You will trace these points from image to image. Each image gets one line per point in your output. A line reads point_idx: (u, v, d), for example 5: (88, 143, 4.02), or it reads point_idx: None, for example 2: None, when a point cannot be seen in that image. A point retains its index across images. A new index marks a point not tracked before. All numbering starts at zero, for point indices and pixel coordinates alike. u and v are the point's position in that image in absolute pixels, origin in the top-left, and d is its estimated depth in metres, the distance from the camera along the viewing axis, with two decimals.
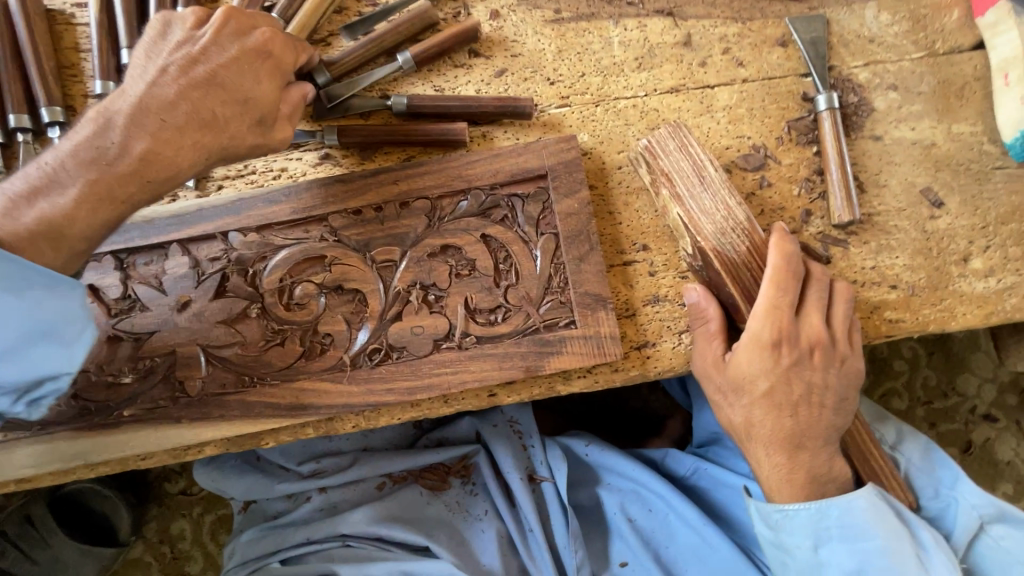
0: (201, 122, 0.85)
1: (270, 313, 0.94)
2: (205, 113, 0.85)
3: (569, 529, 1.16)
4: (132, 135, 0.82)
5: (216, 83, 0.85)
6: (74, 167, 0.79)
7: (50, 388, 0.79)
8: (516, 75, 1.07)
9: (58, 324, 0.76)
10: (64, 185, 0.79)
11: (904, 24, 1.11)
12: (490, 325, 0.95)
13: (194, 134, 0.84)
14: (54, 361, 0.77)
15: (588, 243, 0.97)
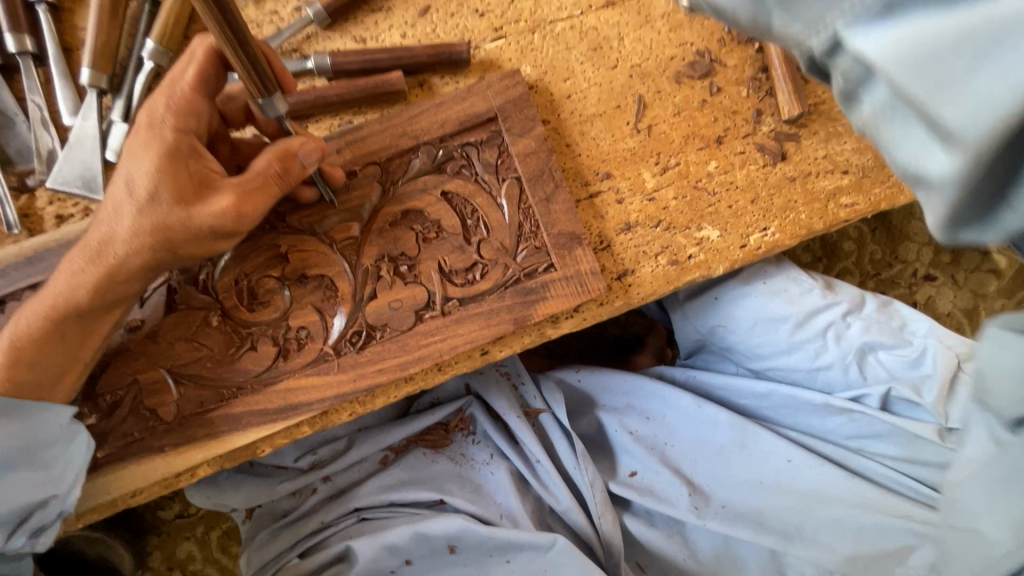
0: (186, 190, 0.75)
1: (232, 319, 0.87)
2: (186, 179, 0.76)
3: (576, 452, 1.12)
4: (116, 209, 0.76)
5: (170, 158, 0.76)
6: (60, 270, 0.78)
7: (48, 512, 0.80)
8: (441, 12, 0.97)
9: (45, 448, 0.78)
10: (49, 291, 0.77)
11: None
12: (470, 284, 0.92)
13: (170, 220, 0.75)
14: (46, 483, 0.79)
15: (552, 181, 0.94)
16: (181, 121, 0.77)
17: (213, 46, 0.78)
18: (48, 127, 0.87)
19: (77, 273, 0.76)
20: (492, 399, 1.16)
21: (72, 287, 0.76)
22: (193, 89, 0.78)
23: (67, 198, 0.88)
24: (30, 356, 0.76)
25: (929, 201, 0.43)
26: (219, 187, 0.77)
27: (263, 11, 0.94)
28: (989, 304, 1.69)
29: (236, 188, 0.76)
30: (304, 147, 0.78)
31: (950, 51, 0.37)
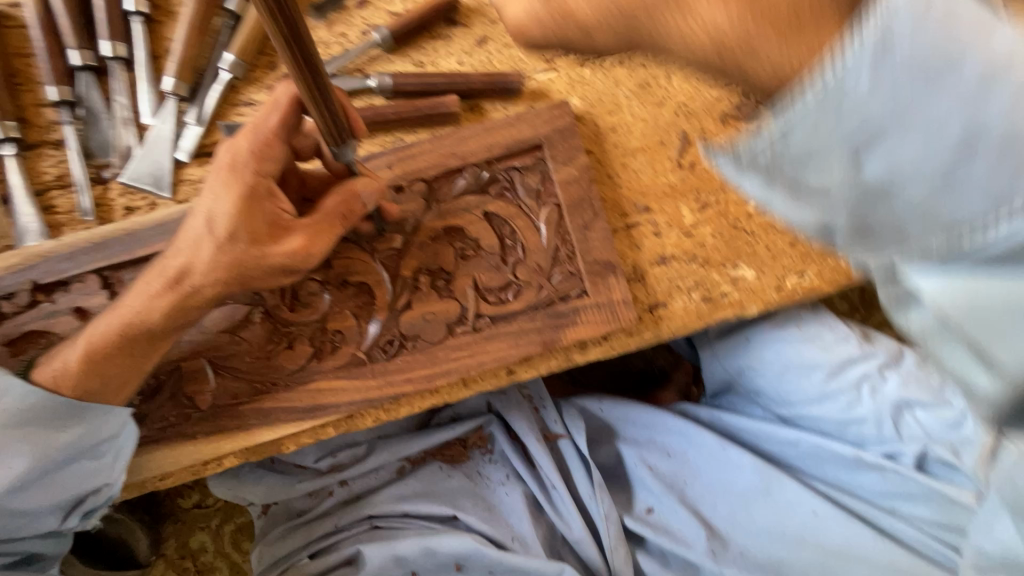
0: (262, 232, 0.80)
1: (275, 317, 0.91)
2: (261, 221, 0.80)
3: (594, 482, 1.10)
4: (195, 244, 0.80)
5: (244, 204, 0.79)
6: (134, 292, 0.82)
7: (97, 500, 0.86)
8: (497, 42, 1.02)
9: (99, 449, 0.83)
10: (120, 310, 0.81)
11: None
12: (502, 303, 0.94)
13: (244, 265, 0.80)
14: (96, 475, 0.85)
15: (591, 210, 0.96)
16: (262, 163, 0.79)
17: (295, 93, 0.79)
18: (128, 125, 0.94)
19: (152, 300, 0.80)
20: (514, 419, 1.16)
21: (145, 312, 0.80)
22: (280, 137, 0.80)
23: (135, 191, 0.95)
24: (97, 363, 0.80)
25: (971, 396, 0.51)
26: (291, 235, 0.82)
27: (332, 33, 1.00)
28: None
29: (304, 236, 0.82)
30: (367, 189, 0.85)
31: (1010, 312, 0.43)
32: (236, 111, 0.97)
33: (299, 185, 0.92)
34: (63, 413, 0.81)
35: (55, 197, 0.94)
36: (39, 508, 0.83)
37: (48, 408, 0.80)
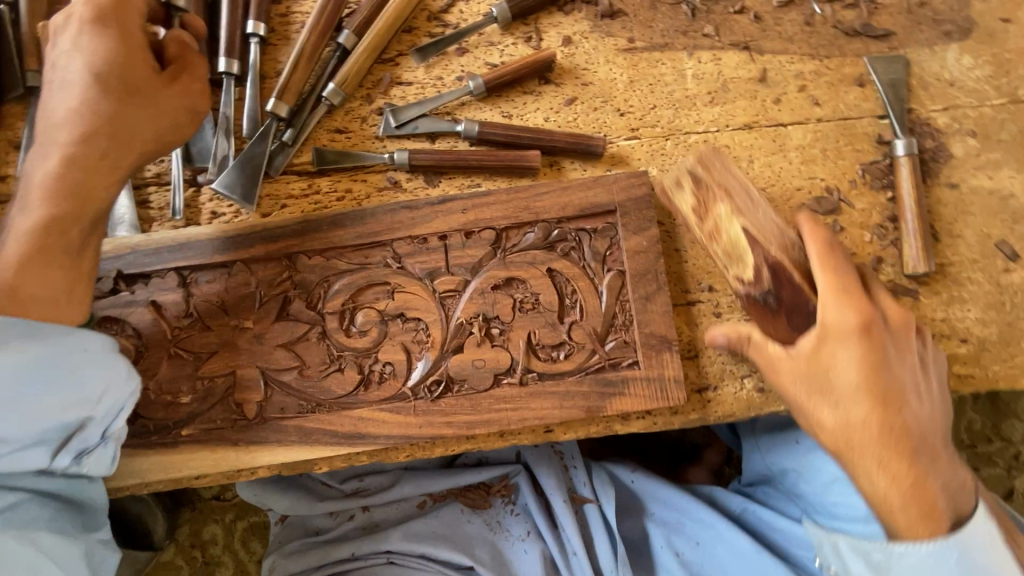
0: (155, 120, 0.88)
1: (331, 338, 0.93)
2: (149, 103, 0.87)
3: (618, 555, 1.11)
4: (53, 131, 0.85)
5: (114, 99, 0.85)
6: (34, 188, 0.83)
7: (91, 432, 0.82)
8: (585, 104, 1.04)
9: (70, 367, 0.78)
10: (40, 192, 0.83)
11: (986, 68, 1.07)
12: (553, 362, 0.94)
13: (109, 132, 0.85)
14: (82, 404, 0.80)
15: (655, 282, 0.95)
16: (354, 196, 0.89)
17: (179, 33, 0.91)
18: (229, 138, 1.00)
19: (52, 182, 0.83)
20: (543, 475, 1.16)
21: (49, 188, 0.83)
22: (81, 22, 0.86)
23: (224, 198, 1.00)
24: (35, 270, 0.80)
25: None
26: (150, 133, 0.88)
27: (429, 75, 1.04)
28: None
29: (158, 107, 0.88)
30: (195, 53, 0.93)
31: None
32: (328, 136, 1.02)
33: (378, 219, 0.96)
34: (32, 330, 0.77)
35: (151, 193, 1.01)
36: (24, 445, 0.77)
37: (14, 326, 0.75)
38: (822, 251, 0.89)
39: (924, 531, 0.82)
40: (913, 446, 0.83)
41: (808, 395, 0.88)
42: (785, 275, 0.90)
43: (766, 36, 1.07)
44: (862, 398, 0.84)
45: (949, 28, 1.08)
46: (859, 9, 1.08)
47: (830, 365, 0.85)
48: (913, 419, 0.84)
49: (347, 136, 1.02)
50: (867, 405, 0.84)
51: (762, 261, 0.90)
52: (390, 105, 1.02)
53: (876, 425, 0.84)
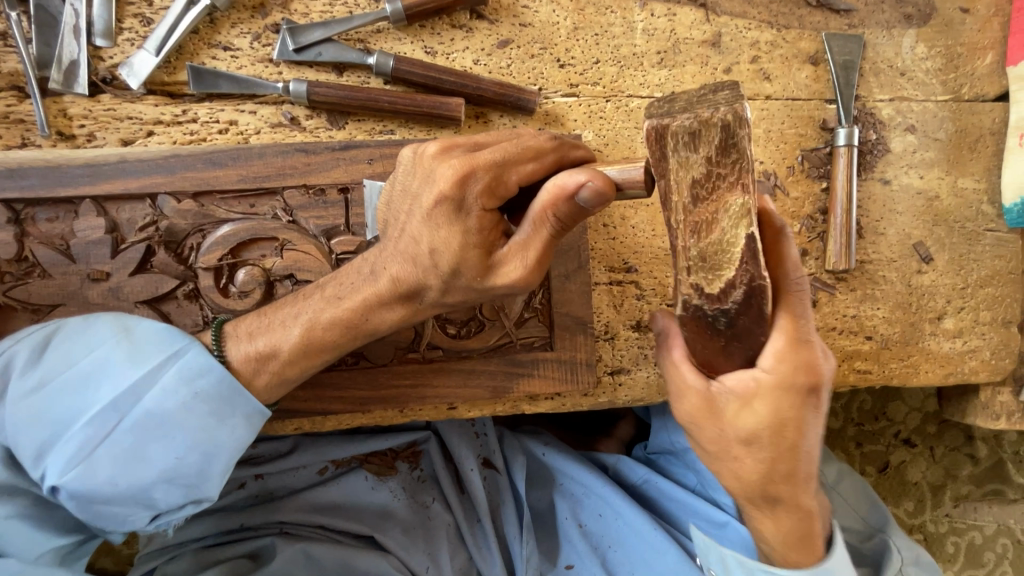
0: (475, 264, 0.68)
1: (204, 298, 0.81)
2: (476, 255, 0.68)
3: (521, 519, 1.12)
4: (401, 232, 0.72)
5: (448, 233, 0.68)
6: (307, 309, 0.75)
7: (203, 469, 0.73)
8: (521, 49, 0.91)
9: (196, 398, 0.71)
10: (301, 322, 0.75)
11: (937, 60, 1.03)
12: (459, 338, 0.86)
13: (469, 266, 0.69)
14: (193, 438, 0.71)
15: (577, 260, 0.88)
16: (489, 201, 0.67)
17: (577, 193, 0.64)
18: (79, 37, 0.80)
19: (360, 293, 0.75)
20: (454, 444, 1.15)
21: (318, 322, 0.74)
22: (567, 179, 0.64)
23: (74, 116, 0.81)
24: (304, 345, 0.74)
25: None
26: (512, 266, 0.68)
27: None
28: (957, 487, 1.70)
29: (513, 277, 0.69)
30: (588, 194, 0.63)
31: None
32: (210, 53, 0.85)
33: (263, 160, 0.82)
34: (197, 371, 0.71)
35: None
36: (138, 486, 0.70)
37: (194, 373, 0.71)
38: (801, 293, 0.67)
39: (799, 557, 0.81)
40: (779, 500, 0.76)
41: (706, 418, 0.72)
42: (757, 303, 0.61)
43: None
44: (767, 444, 0.71)
45: (910, 11, 1.02)
46: None
47: (745, 412, 0.69)
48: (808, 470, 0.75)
49: (233, 54, 0.85)
50: (765, 455, 0.72)
51: (740, 278, 0.59)
52: (287, 21, 0.85)
53: (757, 470, 0.73)
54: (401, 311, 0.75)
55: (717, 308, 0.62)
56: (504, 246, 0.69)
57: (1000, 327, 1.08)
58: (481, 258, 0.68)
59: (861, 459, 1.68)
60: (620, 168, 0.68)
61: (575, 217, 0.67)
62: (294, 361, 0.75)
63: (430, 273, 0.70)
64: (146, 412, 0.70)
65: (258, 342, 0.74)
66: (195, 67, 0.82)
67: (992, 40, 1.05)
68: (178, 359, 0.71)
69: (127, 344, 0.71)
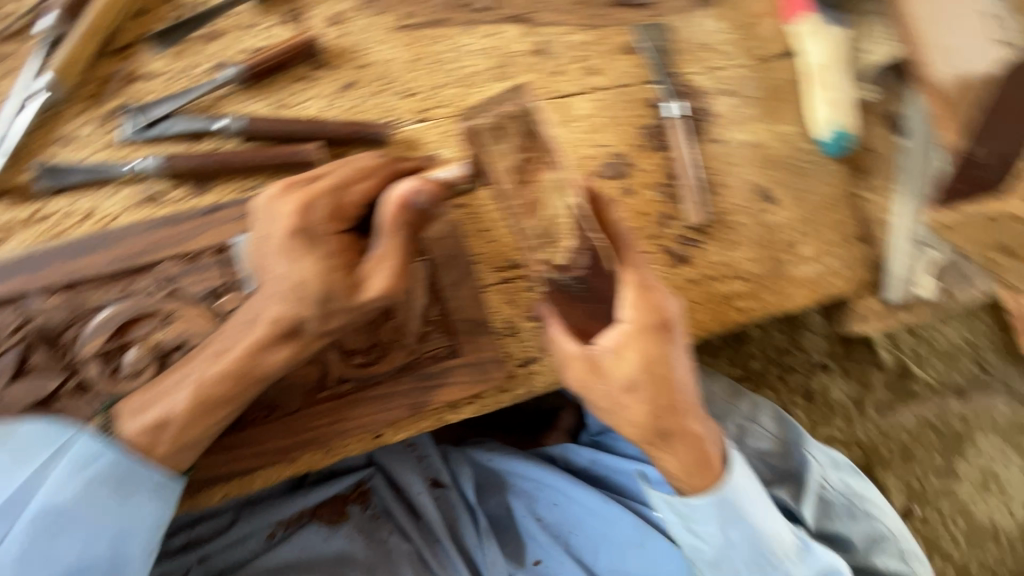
0: (346, 280, 0.75)
1: (94, 387, 0.79)
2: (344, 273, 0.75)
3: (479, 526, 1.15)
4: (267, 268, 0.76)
5: (309, 260, 0.74)
6: (192, 370, 0.77)
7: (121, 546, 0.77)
8: (367, 88, 0.97)
9: (93, 483, 0.75)
10: (187, 384, 0.76)
11: (732, 32, 1.20)
12: (366, 366, 0.89)
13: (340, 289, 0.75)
14: (102, 519, 0.76)
15: (461, 267, 0.95)
16: (340, 223, 0.77)
17: (409, 198, 0.76)
18: None
19: (242, 340, 0.77)
20: (398, 473, 1.17)
21: (205, 378, 0.76)
22: (399, 189, 0.77)
23: None
24: (193, 406, 0.75)
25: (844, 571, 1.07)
26: (377, 275, 0.76)
27: (177, 66, 0.90)
28: (875, 395, 1.87)
29: (381, 283, 0.76)
30: (421, 192, 0.76)
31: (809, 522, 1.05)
32: (55, 149, 0.86)
33: (129, 241, 0.83)
34: (86, 459, 0.76)
35: None
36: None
37: (85, 461, 0.75)
38: (631, 253, 0.87)
39: (702, 483, 0.91)
40: (671, 435, 0.88)
41: (590, 376, 0.87)
42: (596, 266, 0.87)
43: (540, 8, 1.08)
44: (645, 387, 0.85)
45: None
46: None
47: (620, 361, 0.84)
48: (685, 402, 0.88)
49: (78, 145, 0.86)
50: (646, 397, 0.85)
51: (579, 249, 0.87)
52: (130, 104, 0.88)
53: (644, 412, 0.86)
54: (288, 349, 0.77)
55: (567, 276, 0.90)
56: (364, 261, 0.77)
57: (846, 243, 1.23)
58: (345, 276, 0.75)
59: (787, 392, 1.83)
60: (437, 171, 0.84)
61: (415, 220, 0.78)
62: (188, 424, 0.76)
63: (305, 307, 0.75)
64: (46, 506, 0.74)
65: (147, 414, 0.76)
66: (41, 163, 0.84)
67: (770, 9, 1.23)
68: (66, 450, 0.75)
69: (10, 451, 0.75)
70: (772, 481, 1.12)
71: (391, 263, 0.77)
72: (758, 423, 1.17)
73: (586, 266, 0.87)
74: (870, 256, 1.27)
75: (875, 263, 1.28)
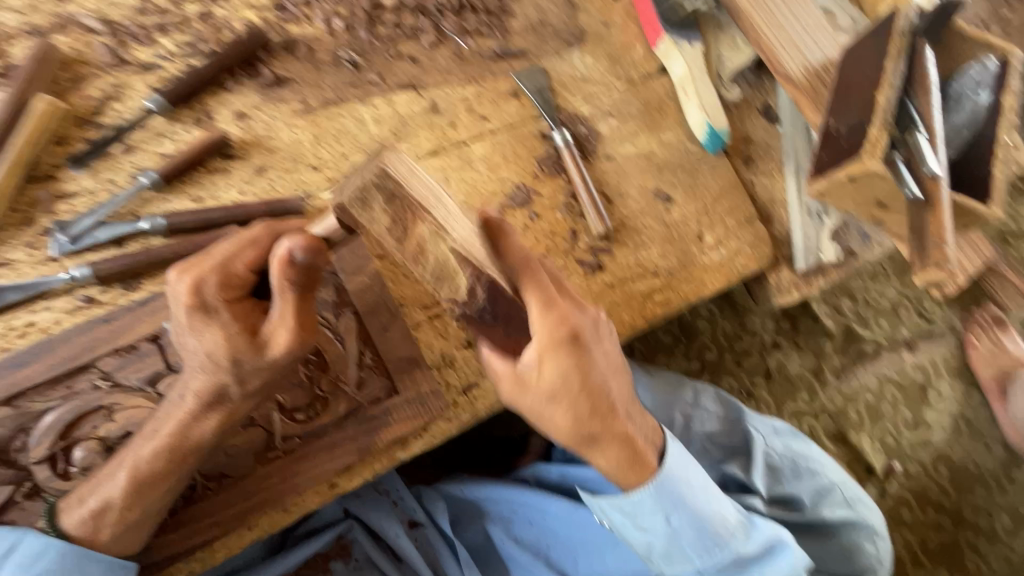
0: (250, 346, 0.79)
1: (47, 489, 0.84)
2: (244, 340, 0.79)
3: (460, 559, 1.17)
4: (183, 344, 0.80)
5: (213, 333, 0.78)
6: (128, 455, 0.81)
7: None
8: (277, 169, 1.08)
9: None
10: (123, 469, 0.80)
11: (604, 63, 1.35)
12: (310, 420, 0.95)
13: (245, 357, 0.79)
14: None
15: (387, 312, 1.02)
16: (230, 292, 0.79)
17: (290, 257, 0.75)
18: None
19: (174, 417, 0.81)
20: (374, 520, 1.19)
21: (142, 459, 0.80)
22: (280, 246, 0.76)
23: None
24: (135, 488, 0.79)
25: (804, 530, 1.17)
26: (278, 335, 0.80)
27: (98, 180, 0.99)
28: (830, 362, 1.95)
29: (282, 342, 0.80)
30: (302, 249, 0.75)
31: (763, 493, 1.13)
32: None
33: (68, 346, 0.88)
34: (35, 557, 0.78)
35: None
36: None
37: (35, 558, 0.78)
38: (534, 267, 0.87)
39: (636, 479, 0.98)
40: (597, 437, 0.94)
41: (517, 389, 0.90)
42: (497, 295, 0.83)
43: (426, 72, 1.21)
44: (563, 399, 0.89)
45: (568, 37, 1.34)
46: (495, 35, 1.28)
47: (542, 371, 0.87)
48: (611, 403, 0.93)
49: (12, 267, 0.93)
50: (566, 406, 0.90)
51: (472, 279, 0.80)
52: (57, 221, 0.95)
53: (568, 418, 0.91)
54: (216, 417, 0.83)
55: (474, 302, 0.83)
56: (265, 322, 0.80)
57: (747, 225, 1.34)
58: (250, 340, 0.79)
59: (747, 375, 1.90)
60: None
61: (307, 279, 0.79)
62: (128, 507, 0.79)
63: (224, 373, 0.80)
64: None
65: (89, 503, 0.79)
66: None
67: (635, 36, 1.39)
68: (13, 553, 0.77)
69: None
70: (722, 458, 1.20)
71: (290, 320, 0.79)
72: (702, 406, 1.24)
73: (491, 291, 0.83)
74: (773, 234, 1.42)
75: (779, 239, 1.42)
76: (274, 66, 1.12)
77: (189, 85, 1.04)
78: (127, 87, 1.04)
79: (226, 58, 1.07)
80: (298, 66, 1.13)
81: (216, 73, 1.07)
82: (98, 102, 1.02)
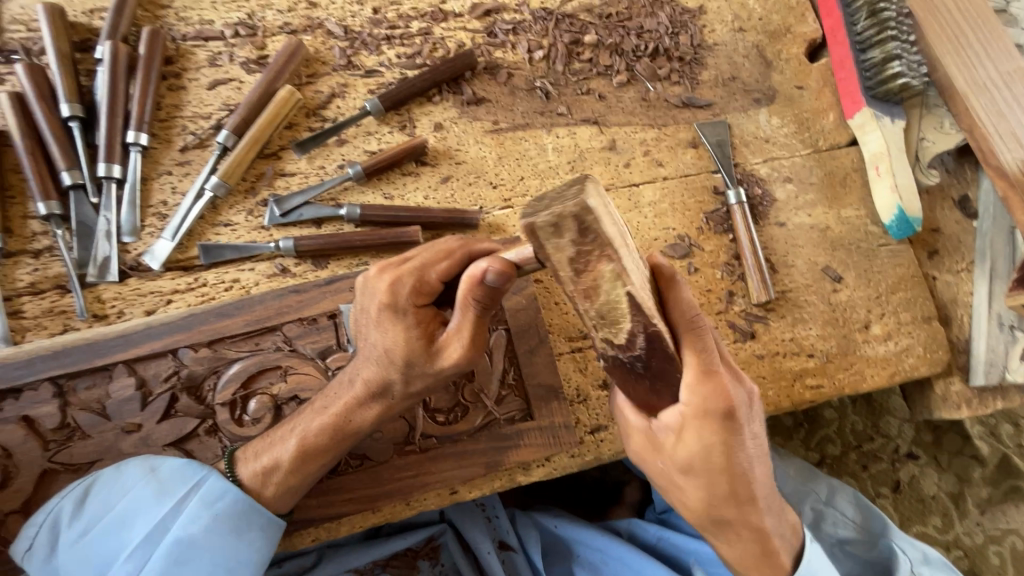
0: (423, 350, 0.83)
1: (223, 430, 0.93)
2: (420, 344, 0.83)
3: None
4: (363, 333, 0.87)
5: (395, 332, 0.83)
6: (299, 424, 0.88)
7: None
8: (460, 181, 1.14)
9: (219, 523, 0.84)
10: (293, 436, 0.87)
11: (791, 126, 1.30)
12: (449, 424, 0.98)
13: (416, 359, 0.84)
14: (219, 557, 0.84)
15: (536, 336, 1.04)
16: (419, 299, 0.84)
17: (480, 277, 0.77)
18: (110, 240, 1.01)
19: (343, 399, 0.88)
20: (468, 533, 1.20)
21: (310, 433, 0.87)
22: (476, 266, 0.77)
23: (108, 300, 1.00)
24: (303, 455, 0.86)
25: None
26: (450, 346, 0.83)
27: (312, 165, 1.11)
28: (976, 491, 1.70)
29: (454, 354, 0.83)
30: (494, 272, 0.75)
31: None
32: (213, 230, 1.05)
33: (262, 307, 0.98)
34: (212, 498, 0.85)
35: (27, 302, 0.99)
36: None
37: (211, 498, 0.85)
38: (700, 331, 0.78)
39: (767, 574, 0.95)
40: (725, 522, 0.91)
41: (651, 451, 0.89)
42: (660, 345, 0.74)
43: (611, 111, 1.23)
44: (699, 472, 0.85)
45: (757, 95, 1.30)
46: (684, 84, 1.27)
47: (678, 442, 0.84)
48: (754, 493, 0.88)
49: (232, 229, 1.06)
50: (701, 483, 0.86)
51: (636, 330, 0.72)
52: (274, 195, 1.07)
53: (697, 495, 0.88)
54: (377, 407, 0.88)
55: (632, 353, 0.77)
56: (443, 330, 0.84)
57: (923, 324, 1.22)
58: (425, 346, 0.83)
59: (871, 482, 1.71)
60: (516, 251, 0.75)
61: (486, 301, 0.79)
62: (293, 471, 0.86)
63: (391, 370, 0.85)
64: (177, 541, 0.82)
65: (262, 459, 0.87)
66: (200, 242, 1.03)
67: (829, 103, 1.32)
68: (197, 490, 0.85)
69: (153, 482, 0.85)
70: (854, 572, 1.08)
71: (467, 335, 0.82)
72: (835, 507, 1.14)
73: (650, 347, 0.75)
74: (950, 338, 1.28)
75: (957, 344, 1.27)
76: (475, 86, 1.20)
77: (404, 94, 1.14)
78: (350, 87, 1.16)
79: (437, 73, 1.16)
80: (496, 88, 1.20)
81: (426, 87, 1.16)
82: (325, 98, 1.15)
